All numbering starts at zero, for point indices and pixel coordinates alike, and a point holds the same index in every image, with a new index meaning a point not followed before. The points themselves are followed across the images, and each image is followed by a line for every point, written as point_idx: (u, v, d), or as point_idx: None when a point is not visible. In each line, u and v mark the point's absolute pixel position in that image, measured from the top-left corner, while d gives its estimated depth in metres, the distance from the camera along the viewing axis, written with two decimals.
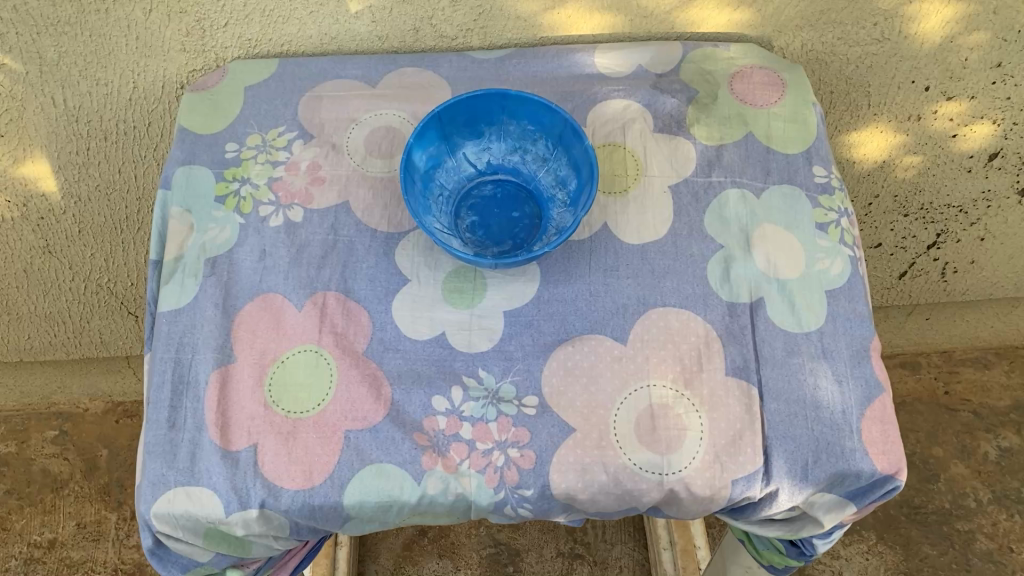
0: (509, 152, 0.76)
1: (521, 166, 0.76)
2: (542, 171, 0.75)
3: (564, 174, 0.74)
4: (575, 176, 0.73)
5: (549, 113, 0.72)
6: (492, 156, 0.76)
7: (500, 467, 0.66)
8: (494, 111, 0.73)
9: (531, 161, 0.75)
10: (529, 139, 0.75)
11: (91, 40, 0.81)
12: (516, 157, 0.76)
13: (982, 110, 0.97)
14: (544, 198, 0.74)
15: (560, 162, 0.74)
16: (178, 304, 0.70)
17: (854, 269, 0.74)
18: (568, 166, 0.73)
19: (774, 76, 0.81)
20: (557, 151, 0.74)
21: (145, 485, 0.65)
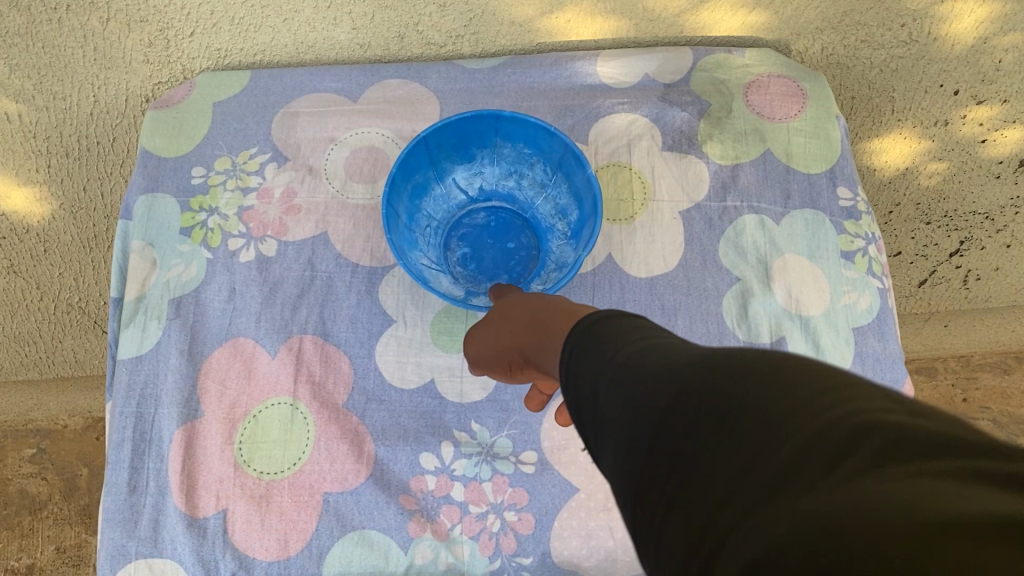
0: (503, 177, 0.69)
1: (517, 191, 0.70)
2: (540, 198, 0.69)
3: (564, 204, 0.67)
4: (575, 206, 0.66)
5: (547, 138, 0.63)
6: (485, 180, 0.69)
7: (496, 533, 0.59)
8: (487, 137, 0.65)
9: (528, 187, 0.69)
10: (526, 164, 0.67)
11: (44, 52, 0.74)
12: (512, 182, 0.69)
13: (1015, 114, 0.89)
14: (542, 225, 0.69)
15: (561, 190, 0.67)
16: (139, 351, 0.63)
17: (884, 303, 0.67)
18: (569, 195, 0.66)
19: (793, 85, 0.73)
20: (557, 179, 0.66)
21: (103, 557, 0.59)
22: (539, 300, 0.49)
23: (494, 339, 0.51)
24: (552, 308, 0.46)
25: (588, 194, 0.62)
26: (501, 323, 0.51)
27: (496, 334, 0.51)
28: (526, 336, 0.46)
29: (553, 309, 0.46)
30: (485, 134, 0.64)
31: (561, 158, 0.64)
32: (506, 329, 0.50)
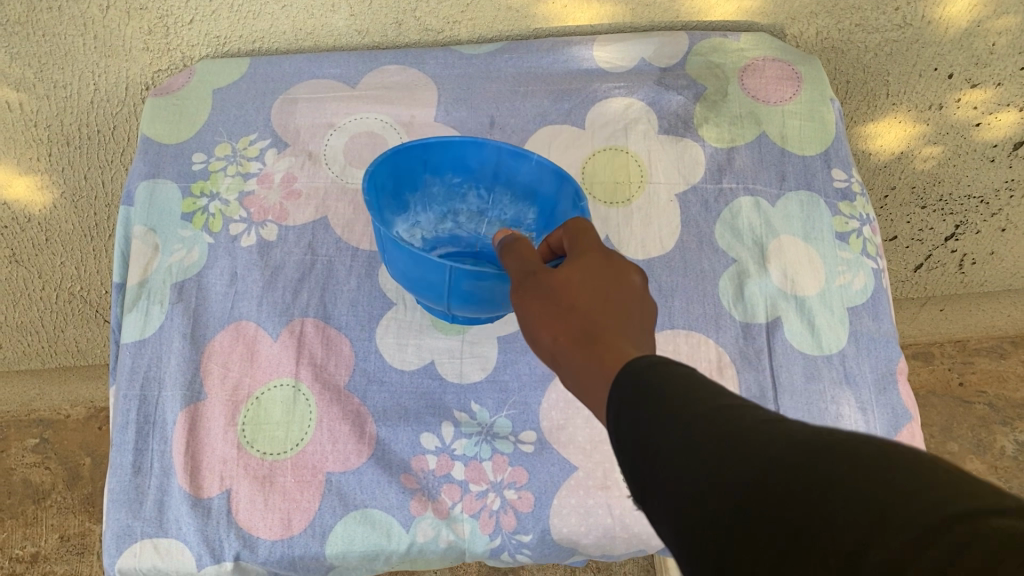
0: (438, 220, 0.69)
1: (456, 230, 0.69)
2: (481, 226, 0.69)
3: (511, 217, 0.67)
4: (525, 209, 0.66)
5: (473, 153, 0.64)
6: (423, 228, 0.68)
7: (496, 511, 0.60)
8: (417, 175, 0.65)
9: (466, 221, 0.69)
10: (459, 195, 0.68)
11: (45, 40, 0.74)
12: (449, 223, 0.69)
13: (1009, 98, 0.90)
14: (497, 251, 0.68)
15: (501, 206, 0.67)
16: (142, 334, 0.64)
17: (877, 284, 0.68)
18: (514, 206, 0.66)
19: (788, 69, 0.75)
20: (494, 196, 0.67)
21: (108, 537, 0.59)
22: (595, 302, 0.42)
23: (529, 326, 0.44)
24: (606, 343, 0.39)
25: (543, 179, 0.63)
26: (543, 312, 0.43)
27: (531, 321, 0.44)
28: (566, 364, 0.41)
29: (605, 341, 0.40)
30: (415, 167, 0.63)
31: (495, 167, 0.65)
32: (541, 328, 0.43)
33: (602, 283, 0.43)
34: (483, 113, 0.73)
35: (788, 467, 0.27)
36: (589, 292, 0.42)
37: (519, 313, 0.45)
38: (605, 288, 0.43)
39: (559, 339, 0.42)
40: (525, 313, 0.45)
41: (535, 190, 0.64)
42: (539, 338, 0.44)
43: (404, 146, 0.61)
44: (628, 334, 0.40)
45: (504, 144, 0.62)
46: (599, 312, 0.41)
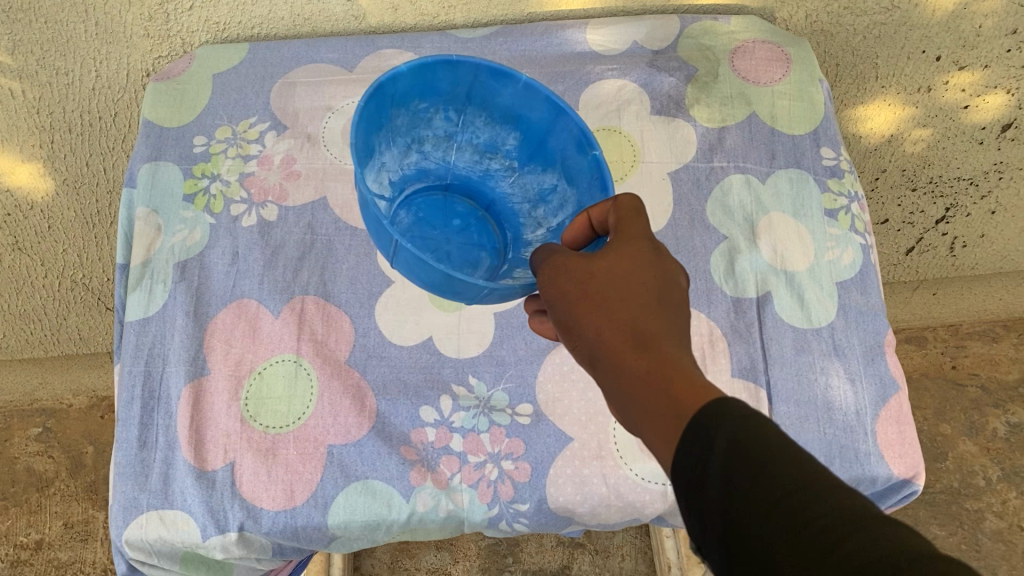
0: (404, 152, 0.64)
1: (421, 159, 0.65)
2: (449, 151, 0.65)
3: (485, 140, 0.64)
4: (502, 132, 0.63)
5: (445, 76, 0.59)
6: (390, 168, 0.63)
7: (494, 481, 0.62)
8: (386, 112, 0.58)
9: (433, 148, 0.65)
10: (426, 120, 0.62)
11: (47, 28, 0.76)
12: (414, 153, 0.65)
13: (996, 79, 0.92)
14: (472, 175, 0.66)
15: (474, 128, 0.64)
16: (146, 312, 0.66)
17: (866, 258, 0.69)
18: (490, 129, 0.63)
19: (778, 51, 0.76)
20: (464, 118, 0.63)
21: (115, 510, 0.61)
22: (645, 303, 0.43)
23: (569, 320, 0.44)
24: (663, 354, 0.41)
25: (531, 105, 0.60)
26: (589, 308, 0.43)
27: (571, 316, 0.44)
28: (613, 371, 0.41)
29: (659, 351, 0.41)
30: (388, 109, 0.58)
31: (469, 88, 0.60)
32: (584, 326, 0.43)
33: (649, 281, 0.44)
34: None
35: (815, 501, 0.33)
36: (639, 294, 0.43)
37: (556, 306, 0.45)
38: (654, 287, 0.43)
39: (608, 342, 0.42)
40: (566, 309, 0.44)
41: (518, 114, 0.61)
42: (581, 335, 0.43)
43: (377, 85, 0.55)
44: (680, 344, 0.41)
45: (485, 64, 0.58)
46: (650, 315, 0.42)
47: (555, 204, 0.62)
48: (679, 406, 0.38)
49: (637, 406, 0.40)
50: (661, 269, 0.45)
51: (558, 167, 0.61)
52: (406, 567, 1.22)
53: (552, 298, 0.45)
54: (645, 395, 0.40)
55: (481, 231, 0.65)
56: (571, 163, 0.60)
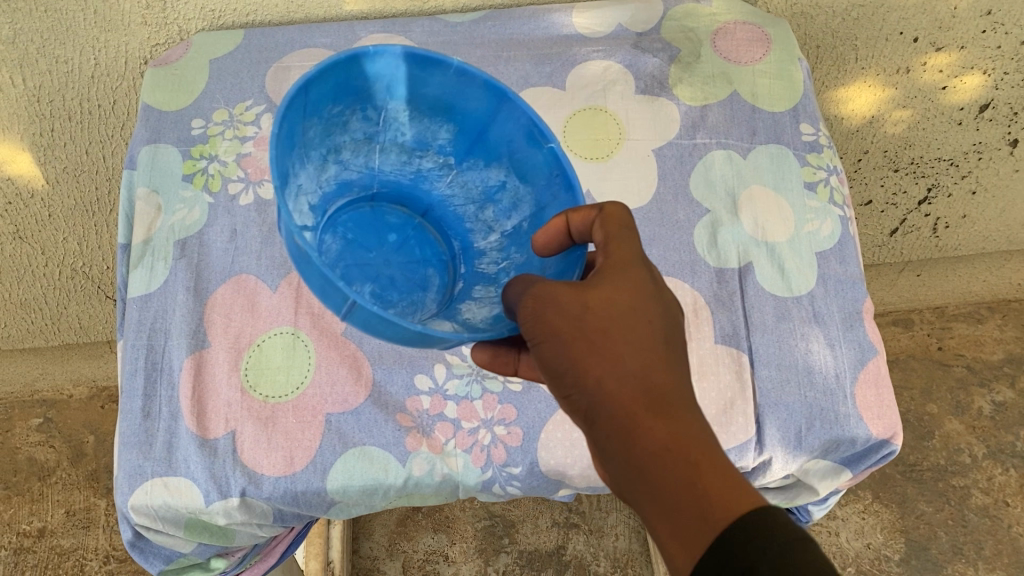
0: (323, 168, 0.57)
1: (341, 171, 0.59)
2: (371, 155, 0.59)
3: (413, 138, 0.59)
4: (433, 128, 0.58)
5: (363, 73, 0.53)
6: (312, 191, 0.56)
7: (487, 446, 0.64)
8: (299, 127, 0.51)
9: (353, 157, 0.59)
10: (342, 124, 0.55)
11: (46, 16, 0.78)
12: (333, 165, 0.58)
13: (973, 60, 0.95)
14: (403, 180, 0.61)
15: (398, 126, 0.58)
16: (148, 288, 0.68)
17: (844, 230, 0.72)
18: (416, 123, 0.58)
19: (758, 31, 0.79)
20: (387, 116, 0.57)
21: (121, 477, 0.63)
22: (653, 349, 0.43)
23: (565, 364, 0.43)
24: (683, 426, 0.41)
25: (466, 94, 0.55)
26: (594, 356, 0.42)
27: (570, 361, 0.43)
28: (628, 429, 0.41)
29: (680, 422, 0.41)
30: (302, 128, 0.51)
31: (388, 80, 0.54)
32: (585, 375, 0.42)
33: (656, 321, 0.44)
34: None
35: None
36: (648, 342, 0.43)
37: (546, 347, 0.43)
38: (660, 331, 0.44)
39: (618, 403, 0.42)
40: (561, 351, 0.43)
41: (451, 104, 0.56)
42: (581, 385, 0.43)
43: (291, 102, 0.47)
44: (695, 409, 0.42)
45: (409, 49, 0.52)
46: (662, 370, 0.42)
47: (507, 203, 0.58)
48: (706, 502, 0.39)
49: (651, 483, 0.41)
50: (659, 301, 0.45)
51: (505, 160, 0.57)
52: (404, 549, 1.24)
53: (540, 334, 0.44)
54: (669, 478, 0.40)
55: (423, 244, 0.62)
56: (521, 157, 0.56)
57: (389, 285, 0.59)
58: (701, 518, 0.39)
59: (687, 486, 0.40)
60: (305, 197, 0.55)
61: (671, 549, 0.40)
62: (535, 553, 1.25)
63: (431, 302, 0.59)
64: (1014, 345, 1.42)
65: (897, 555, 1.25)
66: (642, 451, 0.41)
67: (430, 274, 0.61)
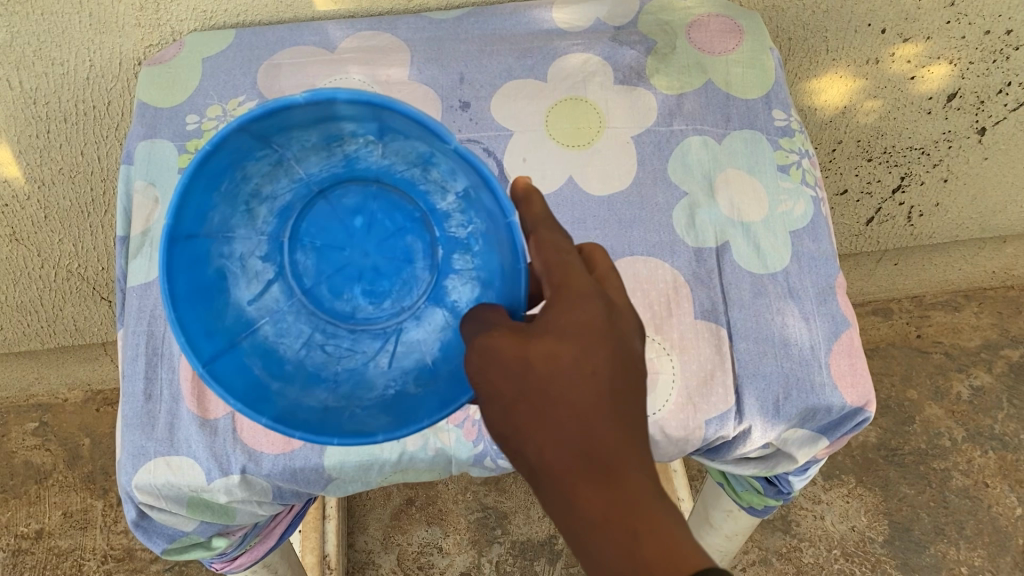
0: (253, 215, 0.59)
1: (275, 201, 0.60)
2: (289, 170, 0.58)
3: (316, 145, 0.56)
4: (327, 135, 0.55)
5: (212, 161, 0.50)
6: (257, 249, 0.60)
7: (478, 421, 0.66)
8: (193, 250, 0.53)
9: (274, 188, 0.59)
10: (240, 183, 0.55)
11: (43, 19, 0.81)
12: (260, 207, 0.59)
13: (938, 51, 0.99)
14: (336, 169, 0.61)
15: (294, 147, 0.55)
16: (147, 278, 0.70)
17: (816, 209, 0.74)
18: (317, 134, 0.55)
19: (731, 23, 0.82)
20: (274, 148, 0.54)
21: (125, 458, 0.65)
22: (596, 403, 0.40)
23: (506, 427, 0.42)
24: (626, 492, 0.39)
25: (337, 111, 0.50)
26: (532, 415, 0.41)
27: (509, 422, 0.42)
28: (566, 503, 0.39)
29: (620, 490, 0.39)
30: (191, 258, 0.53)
31: (249, 138, 0.51)
32: (523, 438, 0.41)
33: (604, 371, 0.41)
34: (453, 71, 0.79)
35: None
36: (592, 400, 0.40)
37: (489, 405, 0.43)
38: (608, 385, 0.41)
39: (556, 470, 0.39)
40: (502, 410, 0.42)
41: (328, 118, 0.52)
42: (519, 448, 0.41)
43: (165, 269, 0.50)
44: (642, 472, 0.39)
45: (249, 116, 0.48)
46: (606, 429, 0.40)
47: (443, 169, 0.55)
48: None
49: (591, 554, 0.39)
50: (610, 346, 0.42)
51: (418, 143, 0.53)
52: (399, 542, 1.26)
53: (485, 392, 0.43)
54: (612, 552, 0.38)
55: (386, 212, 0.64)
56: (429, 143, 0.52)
57: (375, 275, 0.66)
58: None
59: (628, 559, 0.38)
60: (252, 260, 0.60)
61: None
62: (528, 543, 1.27)
63: (420, 273, 0.64)
64: (991, 331, 1.46)
65: (881, 536, 1.28)
66: (580, 522, 0.39)
67: (411, 243, 0.65)
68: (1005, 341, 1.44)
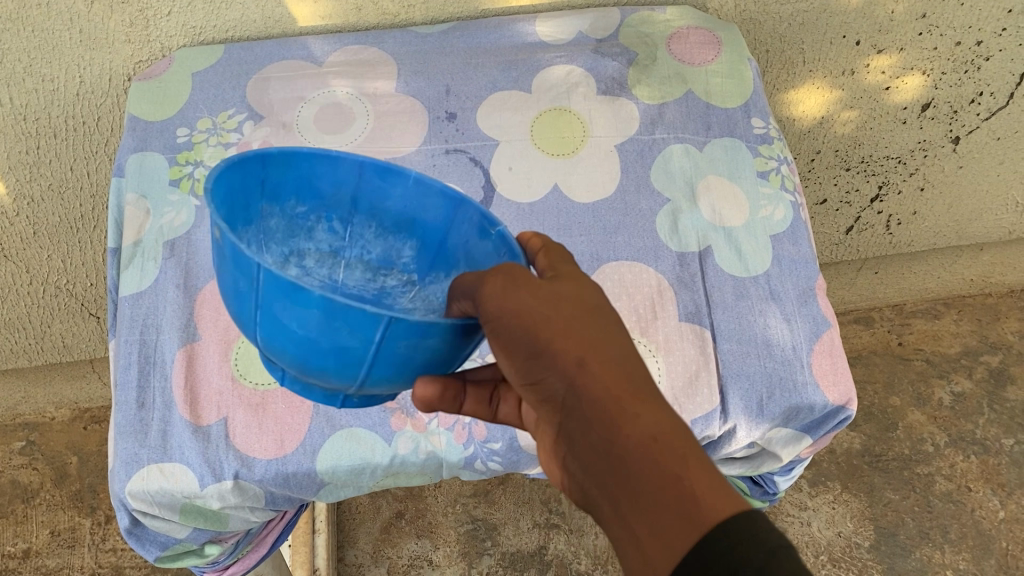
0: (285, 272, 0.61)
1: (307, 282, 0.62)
2: (335, 271, 0.61)
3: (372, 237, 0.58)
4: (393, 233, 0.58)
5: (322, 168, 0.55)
6: None
7: (468, 424, 0.67)
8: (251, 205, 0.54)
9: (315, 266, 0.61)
10: (306, 231, 0.60)
11: (34, 36, 0.82)
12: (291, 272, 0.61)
13: (912, 62, 1.02)
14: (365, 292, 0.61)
15: (365, 242, 0.60)
16: (139, 287, 0.71)
17: (796, 214, 0.76)
18: (381, 240, 0.59)
19: (709, 35, 0.85)
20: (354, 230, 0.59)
21: (117, 465, 0.64)
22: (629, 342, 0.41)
23: (533, 345, 0.41)
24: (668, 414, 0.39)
25: (425, 206, 0.56)
26: (570, 337, 0.41)
27: (537, 340, 0.41)
28: (606, 424, 0.39)
29: (667, 412, 0.39)
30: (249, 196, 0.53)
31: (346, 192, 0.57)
32: (557, 356, 0.41)
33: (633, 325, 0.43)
34: (440, 83, 0.81)
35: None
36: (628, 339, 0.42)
37: (501, 328, 0.41)
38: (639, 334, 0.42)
39: (602, 388, 0.40)
40: (524, 329, 0.41)
41: (413, 217, 0.57)
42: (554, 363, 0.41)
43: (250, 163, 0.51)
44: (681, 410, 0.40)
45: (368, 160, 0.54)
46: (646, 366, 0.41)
47: None
48: (691, 503, 0.36)
49: (632, 476, 0.38)
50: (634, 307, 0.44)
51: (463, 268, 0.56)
52: (389, 556, 1.26)
53: (513, 311, 0.41)
54: (650, 473, 0.37)
55: None
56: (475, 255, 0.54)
57: None
58: (686, 519, 0.36)
59: (672, 482, 0.37)
60: None
61: (647, 550, 0.37)
62: (518, 554, 1.27)
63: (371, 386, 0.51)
64: (971, 338, 1.49)
65: (867, 542, 1.29)
66: (623, 441, 0.38)
67: None
68: (984, 347, 1.47)
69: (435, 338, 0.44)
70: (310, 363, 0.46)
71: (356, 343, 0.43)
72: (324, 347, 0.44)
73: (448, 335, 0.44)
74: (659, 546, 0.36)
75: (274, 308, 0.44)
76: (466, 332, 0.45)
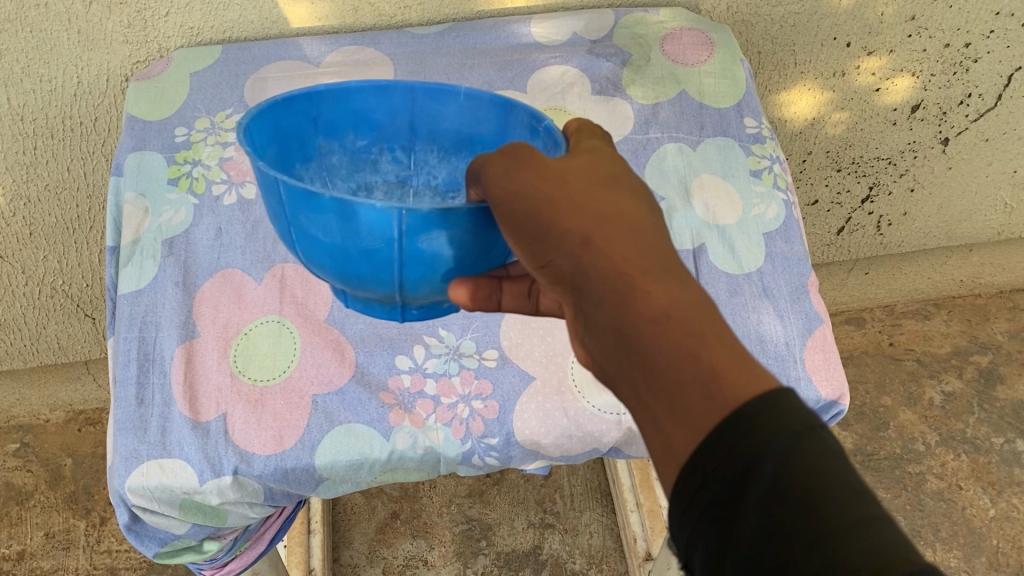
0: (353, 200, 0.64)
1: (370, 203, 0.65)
2: None
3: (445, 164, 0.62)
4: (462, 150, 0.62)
5: (384, 98, 0.60)
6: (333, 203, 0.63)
7: (466, 419, 0.68)
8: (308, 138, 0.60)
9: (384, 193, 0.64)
10: (370, 162, 0.63)
11: (31, 37, 0.82)
12: None
13: (901, 63, 1.03)
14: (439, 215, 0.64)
15: (429, 167, 0.63)
16: (138, 285, 0.71)
17: (789, 212, 0.77)
18: (445, 164, 0.62)
19: (703, 36, 0.86)
20: (416, 155, 0.63)
21: (117, 462, 0.64)
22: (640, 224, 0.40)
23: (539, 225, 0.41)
24: (681, 290, 0.37)
25: (478, 120, 0.59)
26: (573, 216, 0.40)
27: (544, 220, 0.41)
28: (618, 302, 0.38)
29: (682, 290, 0.37)
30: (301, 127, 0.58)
31: (409, 119, 0.61)
32: (562, 235, 0.40)
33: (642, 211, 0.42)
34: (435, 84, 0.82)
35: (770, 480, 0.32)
36: (642, 222, 0.41)
37: (511, 207, 0.42)
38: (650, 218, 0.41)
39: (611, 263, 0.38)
40: (529, 209, 0.41)
41: (470, 134, 0.60)
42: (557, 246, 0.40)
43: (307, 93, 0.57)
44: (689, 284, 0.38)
45: (418, 85, 0.58)
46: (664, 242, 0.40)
47: None
48: (711, 378, 0.34)
49: (645, 353, 0.36)
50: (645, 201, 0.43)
51: None
52: (384, 556, 1.26)
53: (511, 199, 0.42)
54: (667, 351, 0.35)
55: None
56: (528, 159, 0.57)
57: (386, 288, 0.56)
58: (710, 397, 0.34)
59: (692, 358, 0.35)
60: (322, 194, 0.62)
61: (669, 432, 0.35)
62: (512, 554, 1.27)
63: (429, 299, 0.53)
64: (961, 338, 1.51)
65: None
66: (634, 317, 0.37)
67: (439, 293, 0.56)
68: (974, 347, 1.50)
69: (454, 228, 0.46)
70: (349, 269, 0.49)
71: (381, 242, 0.46)
72: (353, 249, 0.47)
73: (470, 227, 0.46)
74: (682, 427, 0.34)
75: (301, 221, 0.47)
76: (487, 224, 0.46)
